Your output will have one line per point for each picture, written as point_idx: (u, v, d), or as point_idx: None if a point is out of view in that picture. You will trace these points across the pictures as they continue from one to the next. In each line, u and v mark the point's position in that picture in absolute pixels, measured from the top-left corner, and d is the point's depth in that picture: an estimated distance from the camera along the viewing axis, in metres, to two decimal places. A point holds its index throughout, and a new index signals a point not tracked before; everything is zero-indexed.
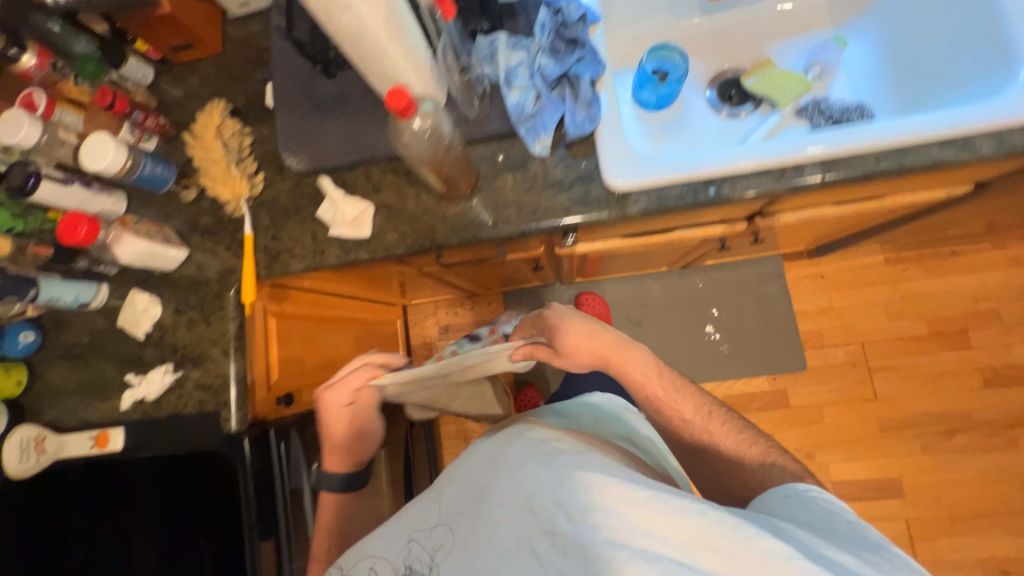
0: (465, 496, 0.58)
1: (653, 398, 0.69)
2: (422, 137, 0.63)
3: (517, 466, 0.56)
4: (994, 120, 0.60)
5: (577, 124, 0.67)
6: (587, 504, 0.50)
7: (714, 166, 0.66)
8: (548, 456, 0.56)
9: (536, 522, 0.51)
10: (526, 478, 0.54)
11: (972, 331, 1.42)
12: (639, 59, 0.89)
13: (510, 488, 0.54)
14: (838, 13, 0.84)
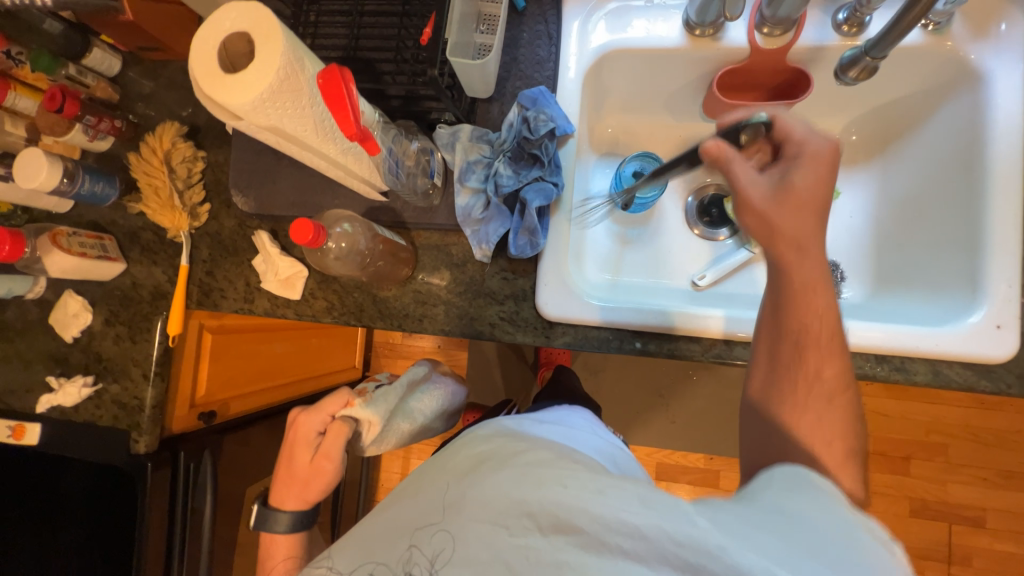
0: (455, 493, 0.47)
1: None
2: (347, 256, 0.65)
3: (517, 469, 0.45)
4: (936, 348, 0.57)
5: (518, 248, 0.64)
6: (551, 505, 0.41)
7: (648, 322, 0.62)
8: (512, 458, 0.47)
9: (513, 532, 0.42)
10: (485, 479, 0.46)
11: (914, 460, 1.42)
12: (624, 157, 0.84)
13: (468, 490, 0.46)
14: (842, 157, 0.78)
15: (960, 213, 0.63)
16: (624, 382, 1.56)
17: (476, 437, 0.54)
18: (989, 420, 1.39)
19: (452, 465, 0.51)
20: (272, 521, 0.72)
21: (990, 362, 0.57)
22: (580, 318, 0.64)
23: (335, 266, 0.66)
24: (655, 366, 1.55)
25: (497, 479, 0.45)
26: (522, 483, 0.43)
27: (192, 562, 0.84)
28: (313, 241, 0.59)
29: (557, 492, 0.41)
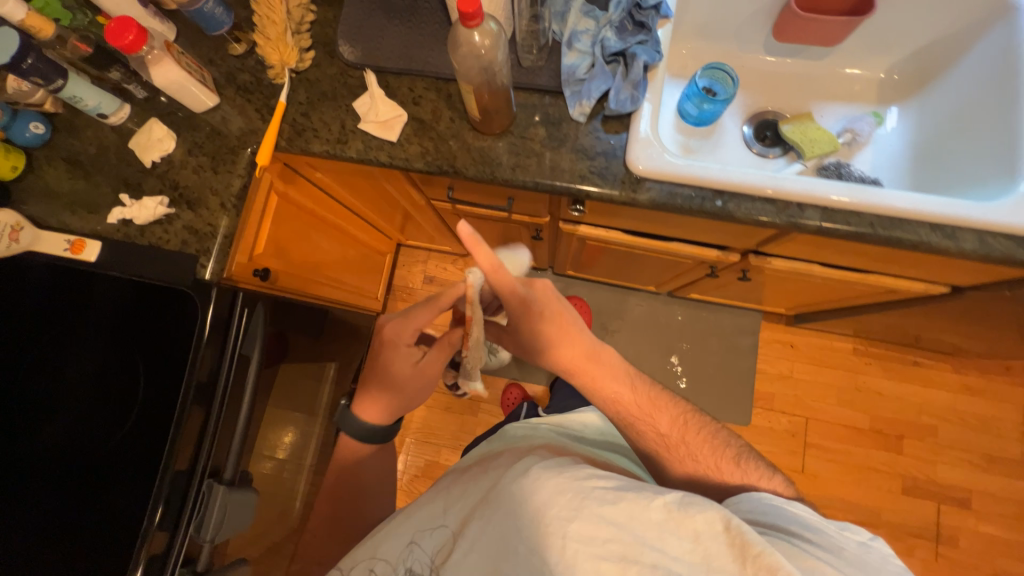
0: (492, 501, 0.62)
1: (627, 416, 0.76)
2: (477, 55, 0.64)
3: (553, 481, 0.59)
4: (985, 217, 0.65)
5: (619, 102, 0.70)
6: (588, 507, 0.56)
7: (729, 179, 0.69)
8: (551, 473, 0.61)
9: (548, 526, 0.56)
10: (522, 482, 0.61)
11: (906, 439, 1.50)
12: (691, 75, 0.92)
13: (511, 490, 0.61)
14: (882, 93, 0.89)
15: (994, 123, 0.73)
16: (638, 343, 1.62)
17: (508, 458, 0.69)
18: (973, 405, 1.50)
19: (498, 470, 0.67)
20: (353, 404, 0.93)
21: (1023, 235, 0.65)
22: (668, 172, 0.70)
23: (458, 67, 0.66)
24: (669, 330, 1.62)
25: (534, 482, 0.60)
26: (557, 488, 0.58)
27: (234, 412, 0.80)
28: (473, 19, 0.59)
29: (596, 497, 0.57)
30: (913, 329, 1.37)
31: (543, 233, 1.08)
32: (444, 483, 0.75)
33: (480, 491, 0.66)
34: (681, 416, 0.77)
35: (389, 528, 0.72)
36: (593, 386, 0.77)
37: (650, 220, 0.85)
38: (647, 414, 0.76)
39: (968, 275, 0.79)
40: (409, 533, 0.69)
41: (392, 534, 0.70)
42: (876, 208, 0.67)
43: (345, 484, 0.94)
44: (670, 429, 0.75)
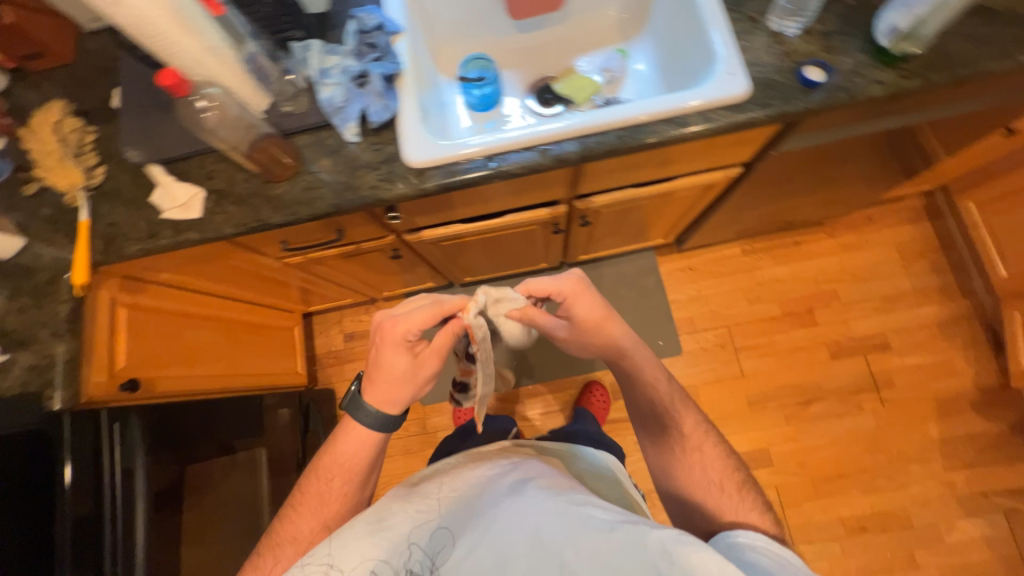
0: (496, 529, 0.63)
1: (660, 412, 0.83)
2: (208, 116, 0.73)
3: (555, 510, 0.62)
4: (699, 99, 0.76)
5: (376, 113, 0.79)
6: (584, 533, 0.58)
7: (491, 143, 0.78)
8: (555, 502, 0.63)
9: (547, 549, 0.59)
10: (527, 501, 0.64)
11: (817, 310, 1.61)
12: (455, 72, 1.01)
13: (517, 506, 0.65)
14: (619, 32, 1.03)
15: (689, 23, 0.86)
16: None
17: (517, 480, 0.71)
18: (858, 259, 1.64)
19: (503, 492, 0.68)
20: (363, 410, 0.77)
21: (735, 103, 0.76)
22: (439, 155, 0.78)
23: (213, 136, 0.76)
24: None
25: (537, 505, 0.64)
26: (560, 512, 0.62)
27: (128, 546, 0.81)
28: (180, 88, 0.66)
29: (600, 527, 0.59)
30: (774, 214, 1.51)
31: (401, 250, 1.14)
32: (442, 478, 0.77)
33: (482, 515, 0.66)
34: (703, 426, 0.83)
35: (380, 519, 0.69)
36: (633, 371, 0.82)
37: (467, 202, 0.93)
38: (676, 410, 0.83)
39: (735, 149, 0.90)
40: (401, 530, 0.68)
41: (384, 530, 0.68)
42: (616, 124, 0.77)
43: (340, 473, 0.78)
44: (692, 431, 0.82)
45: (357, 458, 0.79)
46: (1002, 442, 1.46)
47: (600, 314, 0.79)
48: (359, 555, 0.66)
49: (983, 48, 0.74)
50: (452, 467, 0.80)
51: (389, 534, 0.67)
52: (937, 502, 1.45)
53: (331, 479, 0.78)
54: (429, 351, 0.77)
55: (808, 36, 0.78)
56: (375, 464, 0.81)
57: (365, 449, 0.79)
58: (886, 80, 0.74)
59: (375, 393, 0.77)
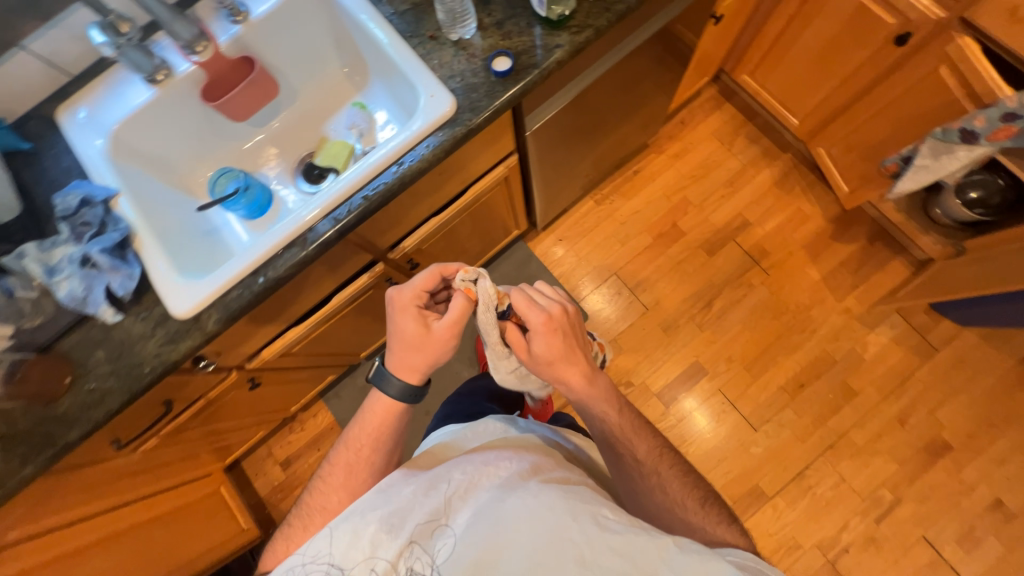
0: (499, 525, 0.66)
1: (614, 435, 0.86)
2: None
3: (562, 509, 0.66)
4: (416, 133, 0.78)
5: (121, 286, 0.76)
6: (594, 535, 0.64)
7: (250, 260, 0.77)
8: (564, 501, 0.68)
9: (556, 543, 0.63)
10: (534, 500, 0.68)
11: (680, 222, 1.72)
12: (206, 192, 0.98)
13: (528, 505, 0.67)
14: (350, 85, 1.04)
15: (389, 61, 0.88)
16: (470, 343, 1.69)
17: (518, 471, 0.74)
18: (691, 161, 1.77)
19: (502, 490, 0.71)
20: (388, 380, 0.81)
21: (448, 117, 0.79)
22: (204, 296, 0.76)
23: None
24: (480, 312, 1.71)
25: (542, 502, 0.68)
26: (571, 515, 0.66)
27: None
28: None
29: (615, 528, 0.65)
30: (599, 161, 1.59)
31: (258, 375, 1.09)
32: (450, 470, 0.76)
33: (485, 514, 0.68)
34: (659, 448, 0.89)
35: (392, 516, 0.70)
36: (582, 406, 0.86)
37: (278, 309, 0.91)
38: (629, 441, 0.86)
39: (492, 146, 0.94)
40: (413, 524, 0.70)
41: (396, 526, 0.70)
42: (355, 185, 0.78)
43: (368, 443, 0.82)
44: (647, 455, 0.87)
45: (384, 427, 0.83)
46: (869, 255, 1.63)
47: (557, 354, 0.82)
48: (360, 552, 0.68)
49: None
50: (462, 458, 0.80)
51: (400, 530, 0.69)
52: (847, 331, 1.60)
53: (361, 448, 0.82)
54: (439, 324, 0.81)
55: (485, 32, 0.82)
56: (397, 436, 0.85)
57: (391, 417, 0.83)
58: (563, 42, 0.80)
59: (396, 360, 0.81)
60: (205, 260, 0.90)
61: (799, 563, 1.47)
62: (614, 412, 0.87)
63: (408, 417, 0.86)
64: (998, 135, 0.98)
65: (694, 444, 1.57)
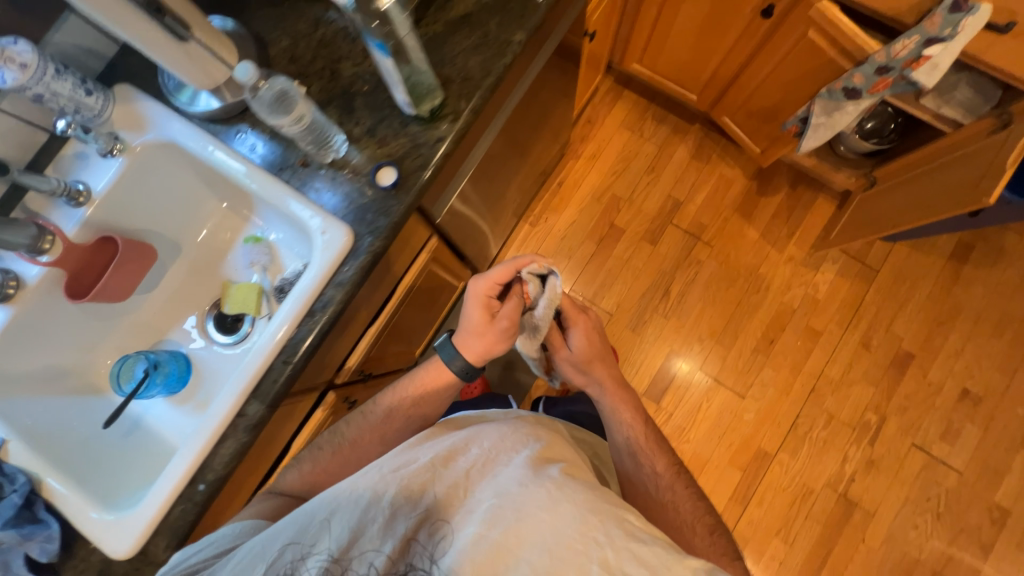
0: (518, 513, 0.59)
1: (636, 443, 0.95)
2: None
3: (588, 507, 0.60)
4: (317, 277, 0.71)
5: (42, 553, 0.69)
6: (626, 544, 0.57)
7: (180, 472, 0.68)
8: (595, 497, 0.62)
9: (589, 541, 0.57)
10: (560, 490, 0.61)
11: (617, 220, 1.72)
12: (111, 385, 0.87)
13: (549, 495, 0.60)
14: (237, 217, 0.94)
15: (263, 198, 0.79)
16: None
17: (541, 455, 0.68)
18: (609, 156, 1.76)
19: (520, 473, 0.63)
20: (454, 356, 0.89)
21: (348, 247, 0.73)
22: (139, 530, 0.67)
23: None
24: None
25: (568, 497, 0.61)
26: (601, 515, 0.60)
27: None
28: None
29: (648, 535, 0.59)
30: (521, 188, 1.56)
31: None
32: (472, 444, 0.68)
33: (506, 499, 0.60)
34: (677, 466, 0.95)
35: (411, 484, 0.62)
36: (612, 410, 0.97)
37: (234, 488, 0.83)
38: (650, 452, 0.94)
39: (405, 246, 0.88)
40: (430, 497, 0.62)
41: (411, 499, 0.61)
42: (272, 352, 0.71)
43: (414, 401, 0.89)
44: (665, 471, 0.93)
45: (431, 388, 0.90)
46: (795, 201, 1.68)
47: (593, 354, 0.97)
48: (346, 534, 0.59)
49: (489, 49, 0.76)
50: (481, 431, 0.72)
51: (417, 503, 0.61)
52: (796, 277, 1.66)
53: (405, 399, 0.89)
54: (504, 317, 0.88)
55: (358, 143, 0.76)
56: (443, 396, 0.91)
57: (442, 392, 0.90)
58: (444, 134, 0.75)
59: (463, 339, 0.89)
60: (135, 464, 0.82)
61: (818, 505, 1.54)
62: (636, 424, 0.97)
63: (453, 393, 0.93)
64: (878, 86, 1.01)
65: (692, 428, 1.60)
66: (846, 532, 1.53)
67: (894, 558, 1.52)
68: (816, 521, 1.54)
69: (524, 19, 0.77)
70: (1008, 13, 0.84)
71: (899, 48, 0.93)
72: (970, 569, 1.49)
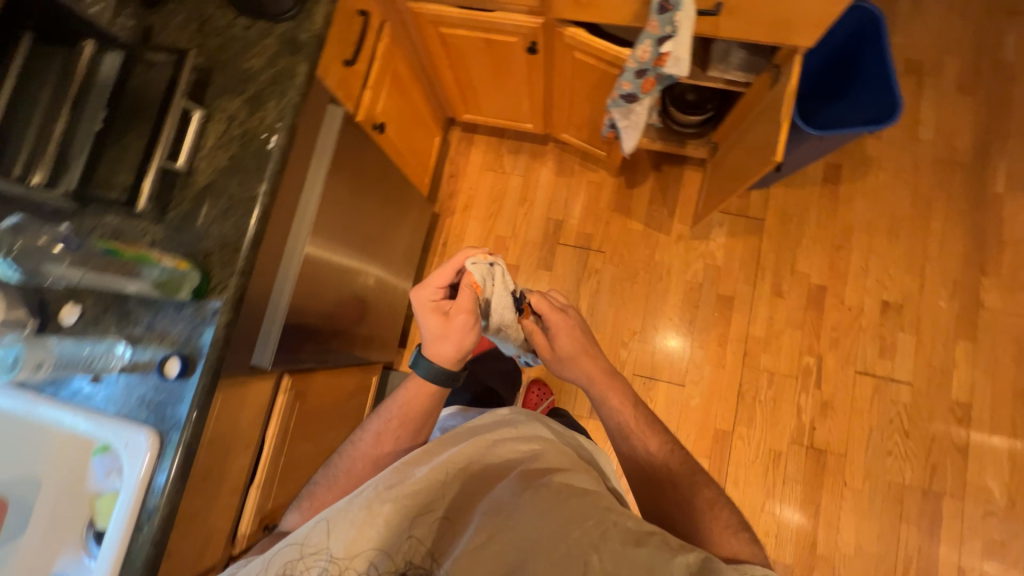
0: (507, 519, 0.66)
1: (627, 425, 0.96)
2: None
3: (577, 514, 0.66)
4: (134, 492, 0.71)
5: None
6: (612, 546, 0.62)
7: None
8: (588, 505, 0.68)
9: (573, 542, 0.63)
10: (547, 496, 0.68)
11: (509, 258, 1.74)
12: None
13: (537, 503, 0.67)
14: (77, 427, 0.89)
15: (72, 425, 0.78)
16: None
17: (537, 466, 0.76)
18: (482, 201, 1.79)
19: (512, 485, 0.71)
20: (422, 362, 0.89)
21: (157, 449, 0.73)
22: None
23: None
24: None
25: (557, 504, 0.67)
26: (590, 517, 0.65)
27: None
28: None
29: (633, 534, 0.63)
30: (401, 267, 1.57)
31: None
32: (470, 465, 0.76)
33: (498, 510, 0.68)
34: (670, 445, 0.94)
35: (407, 499, 0.69)
36: (601, 398, 0.98)
37: None
38: (641, 434, 0.95)
39: (244, 404, 0.88)
40: (427, 511, 0.69)
41: (410, 515, 0.68)
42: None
43: (397, 418, 0.92)
44: (660, 450, 0.93)
45: (414, 404, 0.91)
46: (665, 181, 1.71)
47: (575, 349, 0.98)
48: (358, 548, 0.65)
49: (237, 211, 0.79)
50: (478, 450, 0.79)
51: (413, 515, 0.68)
52: (692, 252, 1.68)
53: (392, 421, 0.92)
54: (457, 312, 0.85)
55: (141, 342, 0.76)
56: (427, 408, 0.92)
57: (426, 405, 0.92)
58: (218, 305, 0.76)
59: (433, 348, 0.88)
60: None
61: (790, 465, 1.52)
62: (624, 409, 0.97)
63: (439, 403, 0.93)
64: (647, 85, 1.03)
65: None
66: (826, 481, 1.51)
67: (882, 491, 1.49)
68: (794, 482, 1.51)
69: (264, 168, 0.80)
70: None
71: (643, 53, 0.97)
72: (955, 476, 1.47)
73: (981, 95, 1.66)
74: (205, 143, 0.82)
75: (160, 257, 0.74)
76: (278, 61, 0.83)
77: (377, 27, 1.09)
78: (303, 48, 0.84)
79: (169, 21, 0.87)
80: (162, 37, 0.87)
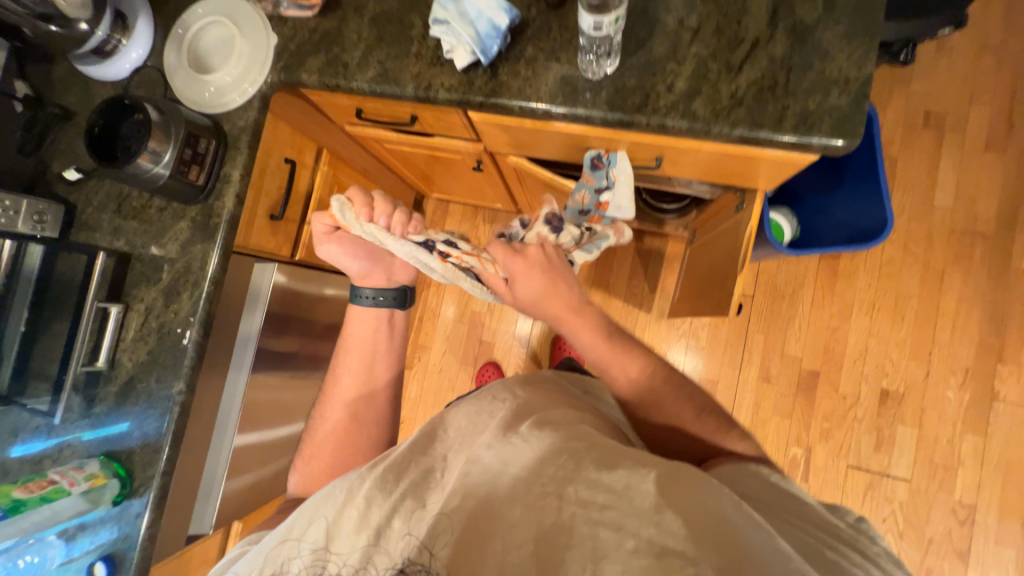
0: (485, 485, 0.51)
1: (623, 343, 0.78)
2: None
3: (549, 452, 0.52)
4: None
5: None
6: (583, 476, 0.49)
7: None
8: (563, 441, 0.54)
9: (546, 481, 0.49)
10: (521, 440, 0.55)
11: (483, 333, 1.63)
12: None
13: (515, 454, 0.53)
14: None
15: None
16: None
17: (520, 413, 0.61)
18: None
19: (486, 435, 0.57)
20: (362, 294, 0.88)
21: None
22: None
23: None
24: None
25: (525, 446, 0.54)
26: (565, 453, 0.52)
27: None
28: None
29: (607, 457, 0.51)
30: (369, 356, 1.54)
31: None
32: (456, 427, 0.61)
33: (478, 471, 0.52)
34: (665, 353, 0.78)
35: (387, 471, 0.54)
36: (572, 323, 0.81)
37: None
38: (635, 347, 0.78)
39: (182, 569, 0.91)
40: (410, 482, 0.53)
41: (395, 500, 0.51)
42: None
43: (351, 351, 0.87)
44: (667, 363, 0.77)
45: (363, 337, 0.87)
46: (647, 253, 1.61)
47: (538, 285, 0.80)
48: (346, 540, 0.49)
49: (155, 411, 0.80)
50: (454, 412, 0.64)
51: (396, 490, 0.52)
52: (673, 330, 1.59)
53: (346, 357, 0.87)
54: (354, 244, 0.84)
55: (73, 539, 0.77)
56: (380, 345, 0.88)
57: (372, 332, 0.87)
58: (140, 507, 0.78)
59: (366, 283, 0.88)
60: None
61: None
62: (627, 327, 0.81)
63: (391, 336, 0.89)
64: (595, 219, 0.89)
65: None
66: None
67: None
68: None
69: (179, 367, 0.80)
70: (649, 153, 0.80)
71: (581, 200, 0.87)
72: None
73: (1014, 154, 1.45)
74: (125, 335, 0.82)
75: (71, 483, 0.74)
76: (190, 248, 0.82)
77: (313, 159, 1.06)
78: (215, 234, 0.81)
79: (90, 200, 0.87)
80: (85, 217, 0.86)
